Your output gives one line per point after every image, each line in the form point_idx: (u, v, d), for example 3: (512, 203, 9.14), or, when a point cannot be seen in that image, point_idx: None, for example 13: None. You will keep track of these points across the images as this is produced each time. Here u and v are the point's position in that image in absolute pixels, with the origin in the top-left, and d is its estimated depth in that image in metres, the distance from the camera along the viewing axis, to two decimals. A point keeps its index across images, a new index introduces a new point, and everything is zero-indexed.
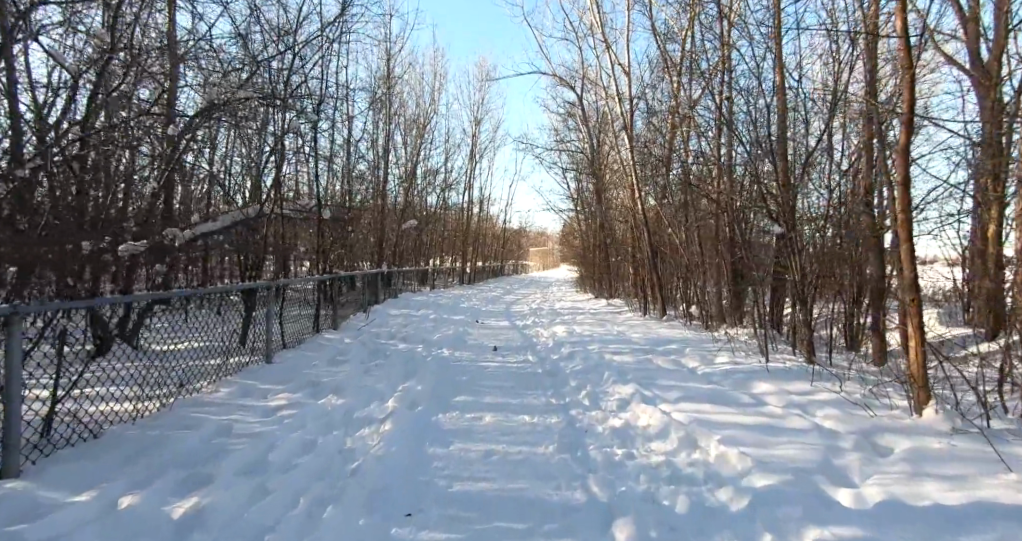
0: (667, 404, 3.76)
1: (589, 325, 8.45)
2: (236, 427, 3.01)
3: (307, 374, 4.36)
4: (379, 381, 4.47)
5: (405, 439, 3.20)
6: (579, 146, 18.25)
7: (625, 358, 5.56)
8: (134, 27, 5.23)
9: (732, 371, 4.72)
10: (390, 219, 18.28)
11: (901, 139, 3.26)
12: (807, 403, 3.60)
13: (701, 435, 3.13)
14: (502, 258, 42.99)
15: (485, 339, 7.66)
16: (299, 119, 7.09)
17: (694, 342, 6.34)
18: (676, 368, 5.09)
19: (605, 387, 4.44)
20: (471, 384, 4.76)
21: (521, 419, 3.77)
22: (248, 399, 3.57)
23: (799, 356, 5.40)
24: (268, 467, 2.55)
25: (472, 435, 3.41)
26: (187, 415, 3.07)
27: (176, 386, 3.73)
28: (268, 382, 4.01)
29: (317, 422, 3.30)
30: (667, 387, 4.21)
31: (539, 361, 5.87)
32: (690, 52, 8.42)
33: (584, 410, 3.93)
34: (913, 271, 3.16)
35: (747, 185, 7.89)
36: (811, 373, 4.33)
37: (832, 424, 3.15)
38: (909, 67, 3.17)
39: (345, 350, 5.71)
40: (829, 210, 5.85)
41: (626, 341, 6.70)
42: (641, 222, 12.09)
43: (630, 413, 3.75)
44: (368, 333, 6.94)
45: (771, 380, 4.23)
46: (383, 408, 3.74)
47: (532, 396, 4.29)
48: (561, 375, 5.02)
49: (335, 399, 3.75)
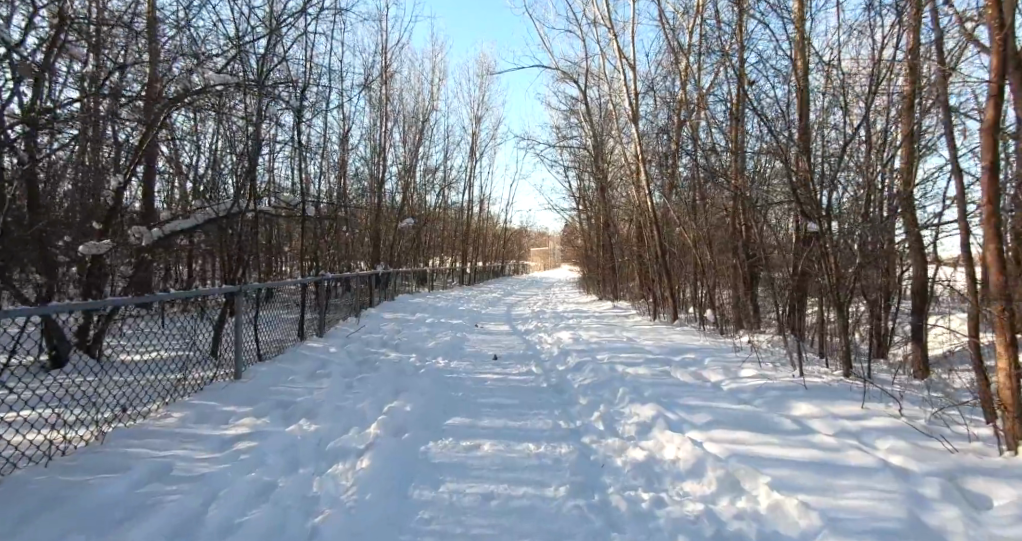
0: (696, 431, 3.22)
1: (596, 331, 7.91)
2: (177, 466, 2.47)
3: (281, 393, 3.82)
4: (363, 400, 3.92)
5: (385, 479, 2.65)
6: (582, 143, 17.77)
7: (639, 371, 5.01)
8: (96, 6, 4.74)
9: (765, 388, 4.15)
10: (387, 218, 17.75)
11: (986, 118, 2.71)
12: (863, 432, 3.05)
13: (744, 474, 2.58)
14: (504, 258, 42.45)
15: (485, 346, 7.12)
16: (282, 109, 6.54)
17: (714, 351, 5.78)
18: (698, 383, 4.54)
19: (621, 407, 3.90)
20: (468, 403, 4.21)
21: (525, 448, 3.23)
22: (203, 426, 3.03)
23: (833, 369, 4.84)
24: (205, 528, 2.01)
25: (467, 471, 2.86)
26: (119, 451, 2.54)
27: (121, 409, 3.19)
28: (231, 403, 3.46)
29: (281, 457, 2.76)
30: (694, 408, 3.66)
31: (545, 373, 5.32)
32: (703, 38, 7.86)
33: (597, 436, 3.39)
34: (1003, 277, 2.60)
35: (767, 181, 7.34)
36: (858, 392, 3.77)
37: (902, 461, 2.60)
38: (999, 29, 2.61)
39: (329, 362, 5.16)
40: (864, 206, 5.32)
41: (638, 350, 6.14)
42: (650, 220, 11.55)
43: (653, 441, 3.20)
44: (357, 341, 6.38)
45: (812, 401, 3.67)
46: (363, 436, 3.19)
47: (537, 419, 3.74)
48: (569, 392, 4.48)
49: (307, 426, 3.20)
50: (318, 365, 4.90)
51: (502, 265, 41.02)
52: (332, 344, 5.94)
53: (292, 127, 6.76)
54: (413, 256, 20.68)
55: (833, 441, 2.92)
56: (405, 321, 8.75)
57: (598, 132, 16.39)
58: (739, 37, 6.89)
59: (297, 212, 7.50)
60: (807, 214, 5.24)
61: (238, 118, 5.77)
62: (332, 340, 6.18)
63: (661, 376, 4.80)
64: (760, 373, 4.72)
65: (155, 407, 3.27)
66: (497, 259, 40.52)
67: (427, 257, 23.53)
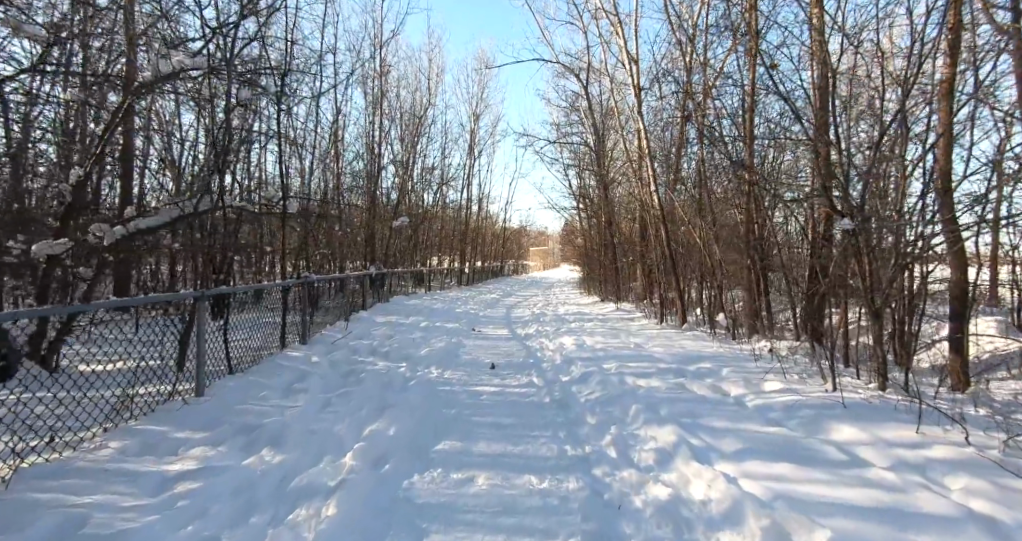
0: (727, 462, 2.75)
1: (600, 336, 7.44)
2: (95, 518, 1.99)
3: (248, 414, 3.35)
4: (342, 421, 3.45)
5: (357, 529, 2.17)
6: (582, 140, 17.36)
7: (650, 383, 4.55)
8: None
9: (796, 405, 3.68)
10: (382, 217, 17.24)
11: None
12: (927, 465, 2.57)
13: (796, 524, 2.11)
14: (503, 258, 41.96)
15: (482, 353, 6.64)
16: (263, 98, 6.06)
17: (731, 360, 5.31)
18: (718, 399, 4.07)
19: (635, 429, 3.43)
20: (462, 423, 3.73)
21: (526, 481, 2.75)
22: (144, 460, 2.56)
23: (867, 382, 4.37)
24: None
25: (458, 514, 2.39)
26: (27, 497, 2.07)
27: (54, 433, 2.70)
28: (184, 427, 2.98)
29: (232, 500, 2.28)
30: (719, 431, 3.19)
31: (547, 385, 4.84)
32: (714, 24, 7.38)
33: (610, 466, 2.92)
34: None
35: (784, 175, 6.86)
36: (907, 413, 3.30)
37: (989, 508, 2.13)
38: None
39: (310, 373, 4.69)
40: (897, 202, 4.85)
41: (648, 359, 5.67)
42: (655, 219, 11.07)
43: (676, 474, 2.73)
44: (344, 348, 5.91)
45: (855, 423, 3.21)
46: (336, 469, 2.72)
47: (540, 443, 3.27)
48: (575, 408, 4.01)
49: (271, 457, 2.73)
50: (296, 378, 4.43)
51: (501, 265, 40.56)
52: (316, 352, 5.46)
53: (274, 120, 6.31)
54: (411, 255, 20.26)
55: (892, 478, 2.45)
56: (398, 325, 8.27)
57: (599, 129, 15.96)
58: (750, 22, 6.46)
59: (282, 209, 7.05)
60: (834, 210, 4.78)
61: (230, 117, 5.38)
62: (316, 348, 5.70)
63: (675, 390, 4.33)
64: (786, 386, 4.25)
65: (93, 432, 2.77)
66: (496, 259, 40.08)
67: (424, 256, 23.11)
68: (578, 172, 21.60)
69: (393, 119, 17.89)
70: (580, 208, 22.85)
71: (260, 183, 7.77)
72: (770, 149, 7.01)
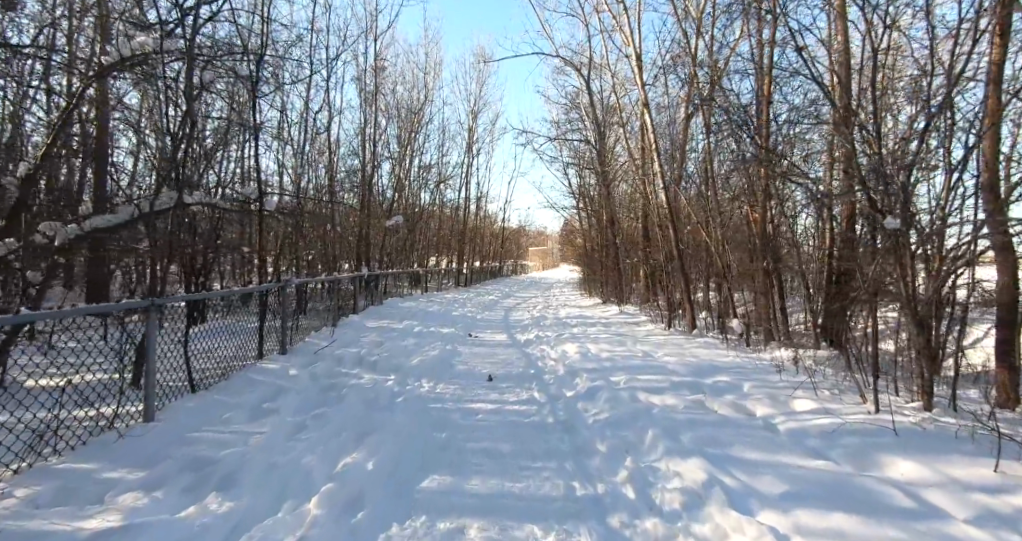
0: (771, 511, 2.27)
1: (605, 343, 6.98)
2: None
3: (203, 444, 2.86)
4: (312, 451, 2.96)
5: None
6: (583, 138, 16.94)
7: (664, 401, 4.07)
8: None
9: (837, 431, 3.19)
10: (376, 216, 16.76)
11: None
12: (1017, 517, 2.09)
13: None
14: (502, 259, 41.51)
15: (479, 363, 6.16)
16: (243, 86, 5.55)
17: (752, 373, 4.83)
18: (744, 420, 3.58)
19: (654, 461, 2.95)
20: (452, 451, 3.24)
21: (527, 533, 2.27)
22: (56, 513, 2.07)
23: (908, 400, 3.89)
24: None
25: None
26: None
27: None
28: (120, 465, 2.50)
29: None
30: (754, 467, 2.71)
31: (549, 402, 4.36)
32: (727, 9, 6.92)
33: (627, 511, 2.44)
34: None
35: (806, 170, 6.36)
36: (973, 443, 2.81)
37: None
38: None
39: (286, 389, 4.19)
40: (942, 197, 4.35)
41: (659, 371, 5.18)
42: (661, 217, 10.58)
43: (709, 525, 2.25)
44: (328, 359, 5.42)
45: (913, 455, 2.73)
46: (296, 520, 2.23)
47: (544, 480, 2.79)
48: (583, 433, 3.53)
49: (218, 506, 2.25)
50: (268, 396, 3.94)
51: (500, 266, 40.11)
52: (295, 364, 4.98)
53: (254, 110, 5.82)
54: (408, 256, 19.82)
55: (981, 536, 1.97)
56: (390, 331, 7.79)
57: (600, 126, 15.57)
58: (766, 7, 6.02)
59: (265, 207, 6.59)
60: (860, 210, 4.36)
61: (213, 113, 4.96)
62: (297, 358, 5.21)
63: (694, 409, 3.85)
64: (819, 405, 3.77)
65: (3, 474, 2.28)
66: (495, 260, 39.61)
67: (422, 257, 22.66)
68: (577, 172, 21.22)
69: (389, 116, 17.46)
70: (580, 208, 22.47)
71: (242, 179, 7.31)
72: (787, 143, 6.58)
